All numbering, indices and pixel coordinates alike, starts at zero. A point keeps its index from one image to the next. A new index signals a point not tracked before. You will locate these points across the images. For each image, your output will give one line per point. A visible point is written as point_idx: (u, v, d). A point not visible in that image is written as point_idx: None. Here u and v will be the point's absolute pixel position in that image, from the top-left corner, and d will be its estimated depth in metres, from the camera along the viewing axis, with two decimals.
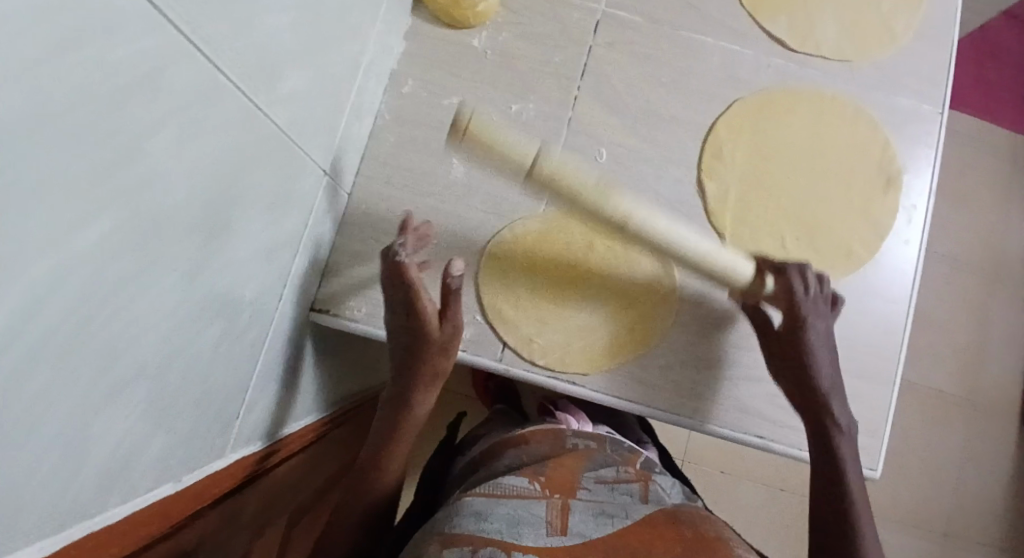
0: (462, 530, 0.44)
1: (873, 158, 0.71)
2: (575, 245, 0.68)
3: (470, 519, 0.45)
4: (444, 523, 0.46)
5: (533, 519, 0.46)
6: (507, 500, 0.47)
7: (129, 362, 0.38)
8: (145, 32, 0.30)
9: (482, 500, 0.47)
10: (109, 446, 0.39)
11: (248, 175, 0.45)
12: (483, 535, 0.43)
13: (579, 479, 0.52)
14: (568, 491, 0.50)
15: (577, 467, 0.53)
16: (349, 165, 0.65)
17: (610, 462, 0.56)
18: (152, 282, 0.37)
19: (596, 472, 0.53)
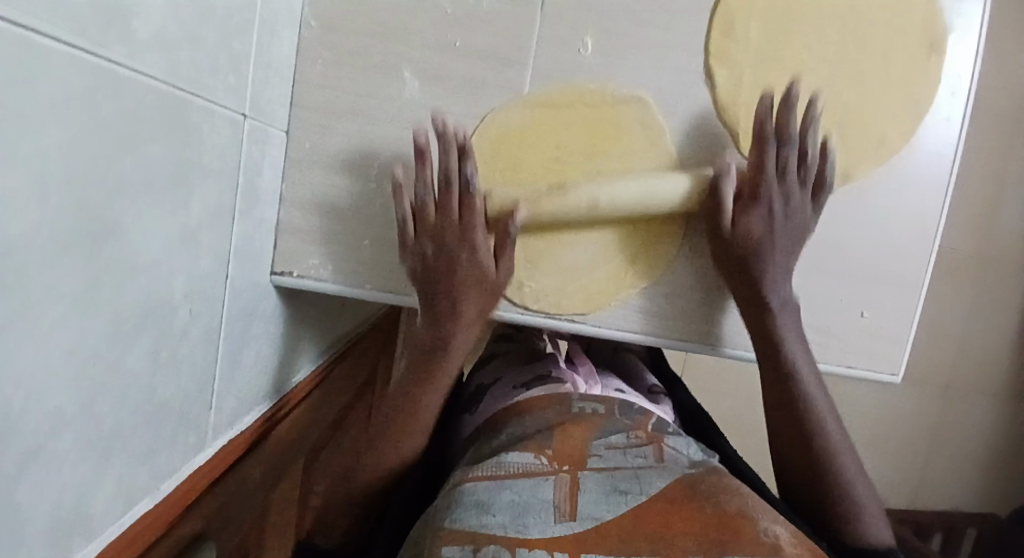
0: (463, 526, 0.43)
1: (916, 16, 0.58)
2: (569, 150, 0.58)
3: (472, 513, 0.44)
4: (443, 515, 0.45)
5: (539, 504, 0.44)
6: (512, 484, 0.46)
7: (40, 420, 0.31)
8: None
9: (485, 485, 0.46)
10: (49, 507, 0.33)
11: (126, 155, 0.34)
12: (486, 531, 0.42)
13: (588, 447, 0.50)
14: (578, 463, 0.48)
15: (586, 434, 0.51)
16: (277, 98, 0.53)
17: (621, 427, 0.53)
18: (31, 326, 0.29)
19: (607, 437, 0.51)
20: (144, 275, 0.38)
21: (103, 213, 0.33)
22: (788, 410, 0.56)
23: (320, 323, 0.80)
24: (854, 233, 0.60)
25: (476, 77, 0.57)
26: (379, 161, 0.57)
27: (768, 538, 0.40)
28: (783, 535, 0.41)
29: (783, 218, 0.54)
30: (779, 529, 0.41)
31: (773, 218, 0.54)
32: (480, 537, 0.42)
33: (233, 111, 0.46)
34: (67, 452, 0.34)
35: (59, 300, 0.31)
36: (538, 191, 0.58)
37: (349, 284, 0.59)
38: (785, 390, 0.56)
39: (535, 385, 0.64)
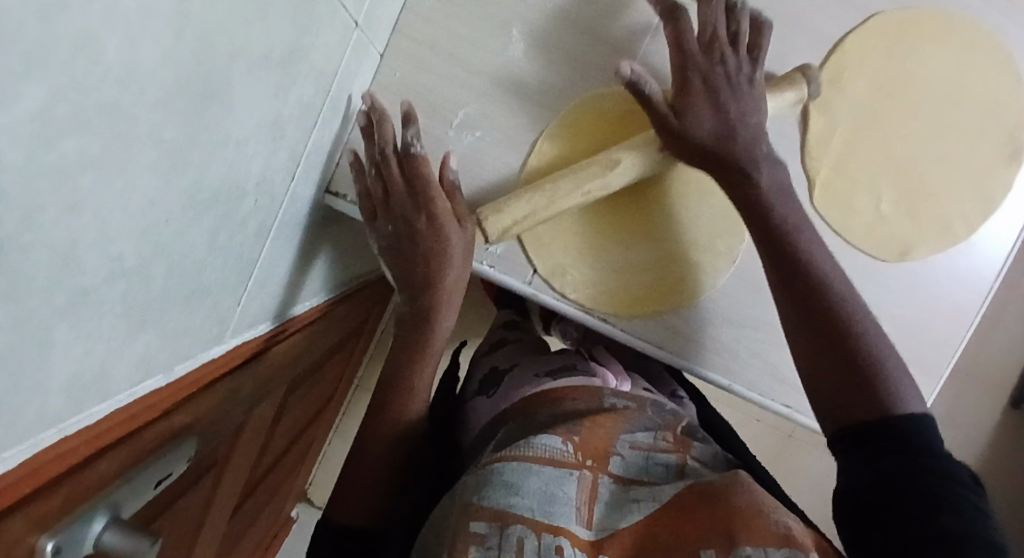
0: (491, 503, 0.44)
1: (1009, 120, 0.59)
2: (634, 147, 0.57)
3: (501, 492, 0.45)
4: (471, 491, 0.46)
5: (563, 496, 0.46)
6: (540, 470, 0.46)
7: (99, 263, 0.30)
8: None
9: (518, 466, 0.46)
10: (79, 354, 0.32)
11: (255, 21, 0.33)
12: (514, 512, 0.44)
13: (613, 443, 0.51)
14: (601, 461, 0.50)
15: (615, 429, 0.52)
16: (386, 19, 0.52)
17: (650, 424, 0.55)
18: (124, 159, 0.28)
19: (633, 435, 0.52)
20: (230, 149, 0.37)
21: (217, 71, 0.32)
22: (863, 374, 0.50)
23: (343, 259, 0.78)
24: (894, 309, 0.60)
25: (582, 56, 0.56)
26: (463, 110, 0.56)
27: (779, 530, 0.42)
28: (794, 527, 0.42)
29: (728, 79, 0.52)
30: (790, 521, 0.43)
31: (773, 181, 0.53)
32: (507, 516, 0.43)
33: (350, 15, 0.45)
34: (113, 304, 0.33)
35: (156, 145, 0.30)
36: None
37: None
38: (818, 321, 0.52)
39: (562, 374, 0.64)
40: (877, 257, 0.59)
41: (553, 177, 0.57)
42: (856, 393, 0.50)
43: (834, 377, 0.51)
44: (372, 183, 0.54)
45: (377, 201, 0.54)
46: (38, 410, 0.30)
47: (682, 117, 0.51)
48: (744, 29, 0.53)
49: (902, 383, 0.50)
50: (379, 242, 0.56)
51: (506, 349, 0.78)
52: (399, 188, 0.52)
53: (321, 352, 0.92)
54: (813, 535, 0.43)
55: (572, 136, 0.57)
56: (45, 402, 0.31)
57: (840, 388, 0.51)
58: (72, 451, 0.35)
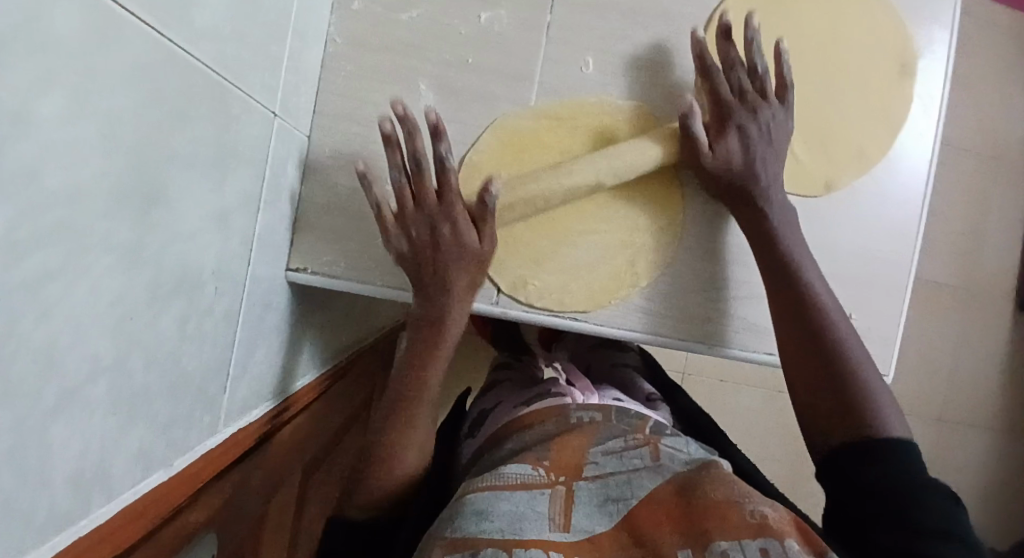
0: (464, 534, 0.49)
1: (889, 41, 0.63)
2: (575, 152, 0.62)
3: (472, 520, 0.49)
4: (446, 526, 0.51)
5: (533, 514, 0.50)
6: (510, 494, 0.51)
7: (76, 366, 0.33)
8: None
9: (486, 495, 0.51)
10: (78, 453, 0.35)
11: (178, 130, 0.38)
12: (485, 536, 0.48)
13: (585, 455, 0.55)
14: (575, 473, 0.54)
15: (585, 443, 0.57)
16: (304, 103, 0.58)
17: (617, 432, 0.58)
18: (84, 268, 0.32)
19: (605, 443, 0.56)
20: (183, 242, 0.41)
21: (153, 179, 0.36)
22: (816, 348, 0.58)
23: (326, 332, 0.82)
24: (838, 240, 0.63)
25: (488, 90, 0.62)
26: None
27: (754, 518, 0.45)
28: (770, 514, 0.46)
29: (759, 136, 0.58)
30: (765, 508, 0.46)
31: (749, 148, 0.58)
32: (478, 542, 0.47)
33: (267, 108, 0.50)
34: (99, 402, 0.36)
35: (111, 251, 0.34)
36: None
37: (360, 280, 0.62)
38: (797, 307, 0.58)
39: (536, 399, 0.68)
40: (808, 196, 0.63)
41: (492, 192, 0.61)
42: (851, 417, 0.56)
43: (795, 346, 0.59)
44: (401, 178, 0.55)
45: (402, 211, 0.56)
46: (47, 513, 0.33)
47: (738, 179, 0.58)
48: (770, 83, 0.58)
49: (855, 352, 0.58)
50: (398, 220, 0.56)
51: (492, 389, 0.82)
52: (432, 205, 0.55)
53: (330, 431, 0.94)
54: (787, 515, 0.47)
55: (503, 153, 0.61)
56: (51, 504, 0.33)
57: (816, 380, 0.58)
58: (90, 550, 0.37)
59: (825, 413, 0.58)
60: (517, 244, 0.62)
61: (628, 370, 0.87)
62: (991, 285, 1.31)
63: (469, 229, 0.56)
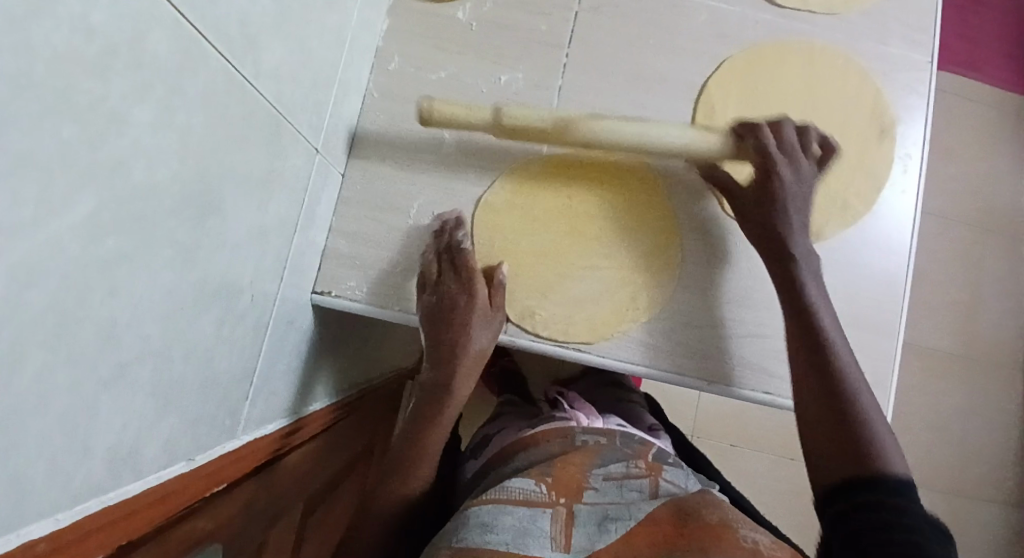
0: (468, 544, 0.50)
1: (867, 108, 0.70)
2: (579, 196, 0.68)
3: (477, 531, 0.51)
4: (451, 536, 0.53)
5: (536, 531, 0.52)
6: (514, 510, 0.53)
7: (130, 342, 0.37)
8: (125, 3, 0.29)
9: (489, 511, 0.53)
10: (119, 427, 0.38)
11: (236, 151, 0.44)
12: (489, 548, 0.49)
13: (586, 478, 0.58)
14: (575, 494, 0.56)
15: (586, 467, 0.60)
16: (340, 145, 0.65)
17: (620, 457, 0.62)
18: (149, 256, 0.37)
19: (604, 469, 0.60)
20: (230, 249, 0.47)
21: (212, 189, 0.42)
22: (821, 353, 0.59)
23: (341, 364, 0.85)
24: (828, 285, 0.68)
25: (504, 140, 0.69)
26: (418, 202, 0.68)
27: (747, 542, 0.48)
28: (761, 540, 0.49)
29: (802, 168, 0.64)
30: (758, 535, 0.50)
31: (791, 178, 0.63)
32: (484, 552, 0.49)
33: (310, 144, 0.57)
34: (143, 381, 0.40)
35: (171, 246, 0.39)
36: (548, 227, 0.68)
37: (378, 305, 0.67)
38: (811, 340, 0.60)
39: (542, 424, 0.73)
40: None
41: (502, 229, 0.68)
42: (853, 463, 0.54)
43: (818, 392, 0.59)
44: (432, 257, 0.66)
45: (430, 282, 0.66)
46: (86, 476, 0.36)
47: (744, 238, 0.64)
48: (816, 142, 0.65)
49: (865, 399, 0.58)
50: (433, 282, 0.65)
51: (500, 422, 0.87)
52: (455, 281, 0.65)
53: (334, 467, 0.95)
54: (778, 542, 0.51)
55: (514, 195, 0.68)
56: (90, 470, 0.36)
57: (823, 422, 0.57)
58: (112, 523, 0.40)
59: (834, 453, 0.56)
60: (523, 276, 0.67)
61: (633, 409, 0.90)
62: (992, 354, 1.33)
63: (483, 301, 0.65)
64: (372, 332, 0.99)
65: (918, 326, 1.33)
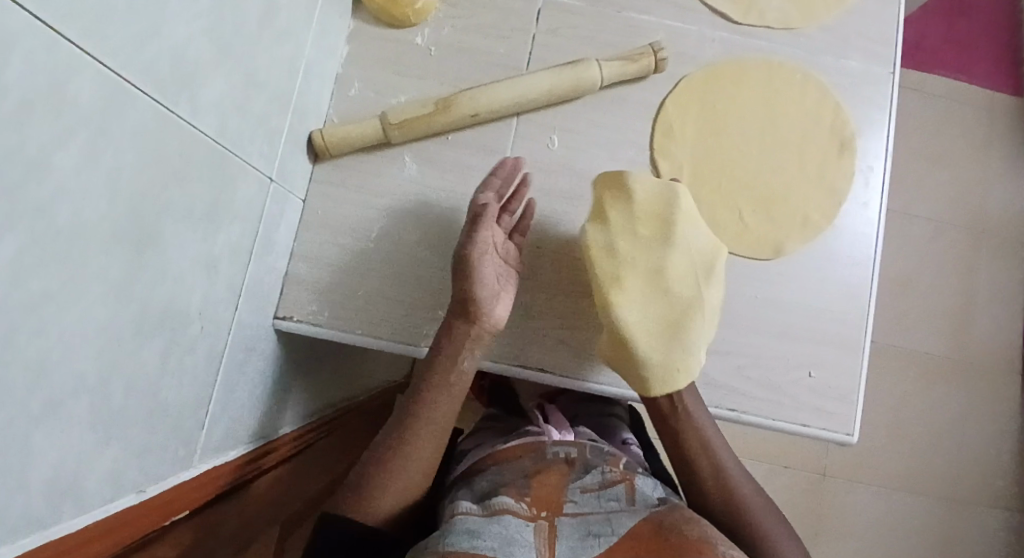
0: (455, 547, 0.49)
1: (826, 122, 0.70)
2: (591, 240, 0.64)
3: (465, 537, 0.50)
4: (436, 540, 0.51)
5: (523, 540, 0.51)
6: (501, 518, 0.53)
7: (64, 379, 0.38)
8: (37, 56, 0.30)
9: (475, 519, 0.53)
10: (55, 462, 0.39)
11: (176, 186, 0.45)
12: (478, 551, 0.49)
13: (564, 493, 0.58)
14: (555, 510, 0.56)
15: (563, 481, 0.60)
16: (299, 172, 0.66)
17: (594, 467, 0.63)
18: (81, 292, 0.37)
19: (580, 481, 0.60)
20: (173, 280, 0.47)
21: (149, 224, 0.43)
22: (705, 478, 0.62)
23: (313, 384, 0.86)
24: (791, 299, 0.67)
25: (463, 161, 0.70)
26: (378, 225, 0.69)
27: None
28: None
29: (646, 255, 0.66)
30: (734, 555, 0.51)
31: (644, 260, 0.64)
32: (471, 555, 0.48)
33: (263, 173, 0.58)
34: (81, 415, 0.40)
35: (104, 282, 0.39)
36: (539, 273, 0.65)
37: (339, 328, 0.67)
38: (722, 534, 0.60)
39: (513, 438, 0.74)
40: (759, 259, 0.68)
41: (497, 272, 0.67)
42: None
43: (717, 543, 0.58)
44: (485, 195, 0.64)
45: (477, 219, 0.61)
46: (21, 513, 0.36)
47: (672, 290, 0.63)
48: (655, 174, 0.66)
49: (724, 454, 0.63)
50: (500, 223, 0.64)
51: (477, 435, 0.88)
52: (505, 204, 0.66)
53: (315, 486, 0.96)
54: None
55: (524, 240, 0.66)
56: (27, 506, 0.37)
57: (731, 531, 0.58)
58: (57, 556, 0.40)
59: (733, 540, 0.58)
60: None
61: (611, 423, 0.90)
62: (986, 360, 1.31)
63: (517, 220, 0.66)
64: (349, 352, 0.99)
65: (910, 333, 1.31)
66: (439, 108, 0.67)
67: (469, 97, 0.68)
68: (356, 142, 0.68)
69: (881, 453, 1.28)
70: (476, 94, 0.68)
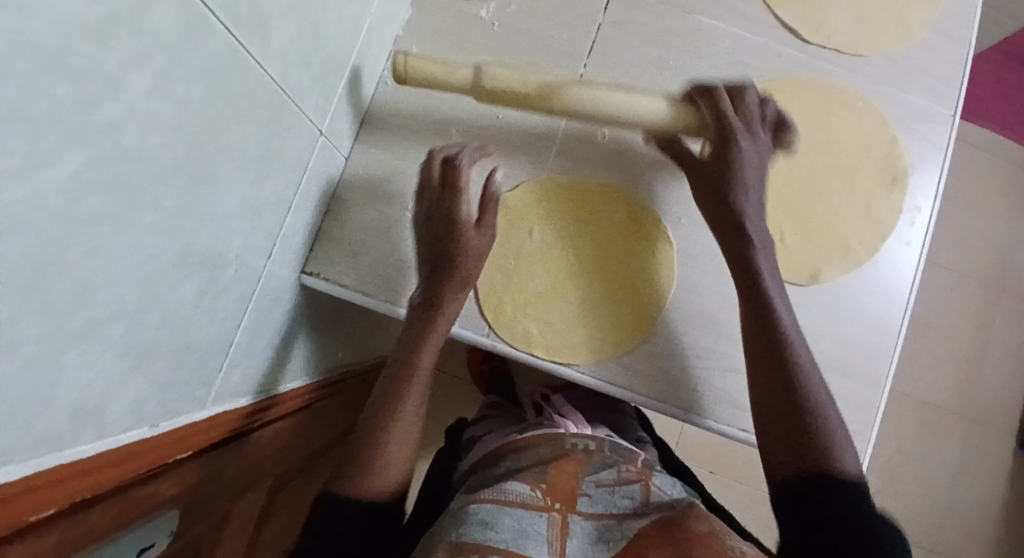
0: (469, 540, 0.50)
1: (881, 156, 0.69)
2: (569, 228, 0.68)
3: (477, 529, 0.51)
4: (450, 531, 0.52)
5: (534, 532, 0.52)
6: (513, 510, 0.53)
7: (105, 301, 0.37)
8: None
9: (488, 508, 0.53)
10: (84, 384, 0.38)
11: (235, 126, 0.44)
12: (490, 544, 0.49)
13: (580, 485, 0.58)
14: (569, 502, 0.56)
15: (578, 473, 0.60)
16: (347, 131, 0.65)
17: (611, 463, 0.63)
18: (132, 216, 0.37)
19: (597, 476, 0.60)
20: (216, 221, 0.47)
21: (204, 161, 0.42)
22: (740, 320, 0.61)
23: (325, 346, 0.86)
24: (820, 327, 0.67)
25: (513, 144, 0.69)
26: (417, 196, 0.68)
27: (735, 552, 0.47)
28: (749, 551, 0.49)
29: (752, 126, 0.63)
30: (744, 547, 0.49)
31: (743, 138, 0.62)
32: (484, 548, 0.49)
33: (314, 126, 0.58)
34: (114, 342, 0.40)
35: (155, 212, 0.39)
36: (535, 264, 0.68)
37: (365, 294, 0.67)
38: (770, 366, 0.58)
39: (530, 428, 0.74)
40: (794, 283, 0.67)
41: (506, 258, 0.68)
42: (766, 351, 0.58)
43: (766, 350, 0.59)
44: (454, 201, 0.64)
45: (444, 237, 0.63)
46: (45, 430, 0.36)
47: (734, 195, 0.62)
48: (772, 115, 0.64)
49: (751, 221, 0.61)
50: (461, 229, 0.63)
51: (487, 421, 0.89)
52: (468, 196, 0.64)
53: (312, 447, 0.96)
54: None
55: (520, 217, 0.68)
56: (53, 423, 0.37)
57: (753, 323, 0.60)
58: (68, 478, 0.40)
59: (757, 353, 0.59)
60: (525, 300, 0.67)
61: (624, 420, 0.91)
62: (989, 415, 1.31)
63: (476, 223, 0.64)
64: (361, 319, 0.99)
65: (917, 377, 1.30)
66: (522, 87, 0.61)
67: (552, 84, 0.61)
68: (436, 76, 0.62)
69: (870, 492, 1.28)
70: (563, 82, 0.61)
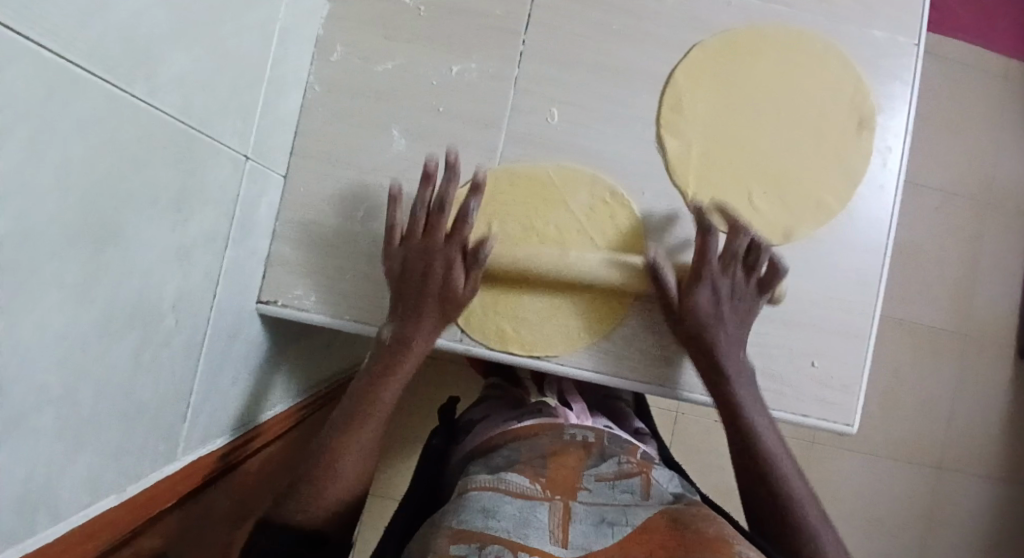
0: (471, 526, 0.48)
1: (846, 99, 0.66)
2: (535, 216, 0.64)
3: (478, 516, 0.49)
4: (450, 517, 0.51)
5: (536, 522, 0.49)
6: (512, 501, 0.51)
7: (26, 390, 0.35)
8: None
9: (490, 498, 0.52)
10: (23, 476, 0.36)
11: (138, 175, 0.41)
12: (491, 533, 0.47)
13: (580, 479, 0.57)
14: (570, 492, 0.54)
15: (578, 467, 0.58)
16: (278, 146, 0.62)
17: (611, 455, 0.62)
18: (35, 299, 0.34)
19: (597, 469, 0.58)
20: (140, 276, 0.44)
21: (109, 220, 0.39)
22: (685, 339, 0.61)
23: (302, 362, 0.84)
24: (798, 286, 0.65)
25: (458, 136, 0.65)
26: (365, 204, 0.65)
27: None
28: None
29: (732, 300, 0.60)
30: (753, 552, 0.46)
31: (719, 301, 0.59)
32: (485, 536, 0.47)
33: (236, 152, 0.54)
34: (48, 426, 0.38)
35: (62, 287, 0.36)
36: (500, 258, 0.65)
37: (326, 313, 0.65)
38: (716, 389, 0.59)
39: (528, 415, 0.73)
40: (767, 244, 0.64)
41: None
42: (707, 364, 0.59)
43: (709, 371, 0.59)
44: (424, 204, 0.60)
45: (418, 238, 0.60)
46: None
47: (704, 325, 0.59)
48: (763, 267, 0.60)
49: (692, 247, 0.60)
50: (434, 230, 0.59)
51: (483, 405, 0.88)
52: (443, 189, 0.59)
53: None
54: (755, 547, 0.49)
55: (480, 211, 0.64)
56: None
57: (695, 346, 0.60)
58: None
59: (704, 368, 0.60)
60: (494, 298, 0.65)
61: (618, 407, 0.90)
62: (983, 330, 1.31)
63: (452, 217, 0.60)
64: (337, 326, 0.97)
65: (908, 304, 1.30)
66: None
67: None
68: None
69: (872, 422, 1.29)
70: None
